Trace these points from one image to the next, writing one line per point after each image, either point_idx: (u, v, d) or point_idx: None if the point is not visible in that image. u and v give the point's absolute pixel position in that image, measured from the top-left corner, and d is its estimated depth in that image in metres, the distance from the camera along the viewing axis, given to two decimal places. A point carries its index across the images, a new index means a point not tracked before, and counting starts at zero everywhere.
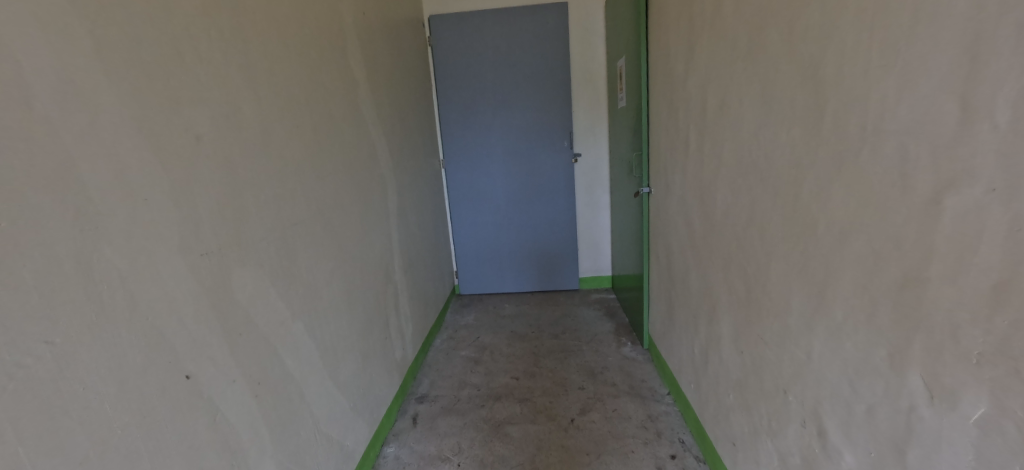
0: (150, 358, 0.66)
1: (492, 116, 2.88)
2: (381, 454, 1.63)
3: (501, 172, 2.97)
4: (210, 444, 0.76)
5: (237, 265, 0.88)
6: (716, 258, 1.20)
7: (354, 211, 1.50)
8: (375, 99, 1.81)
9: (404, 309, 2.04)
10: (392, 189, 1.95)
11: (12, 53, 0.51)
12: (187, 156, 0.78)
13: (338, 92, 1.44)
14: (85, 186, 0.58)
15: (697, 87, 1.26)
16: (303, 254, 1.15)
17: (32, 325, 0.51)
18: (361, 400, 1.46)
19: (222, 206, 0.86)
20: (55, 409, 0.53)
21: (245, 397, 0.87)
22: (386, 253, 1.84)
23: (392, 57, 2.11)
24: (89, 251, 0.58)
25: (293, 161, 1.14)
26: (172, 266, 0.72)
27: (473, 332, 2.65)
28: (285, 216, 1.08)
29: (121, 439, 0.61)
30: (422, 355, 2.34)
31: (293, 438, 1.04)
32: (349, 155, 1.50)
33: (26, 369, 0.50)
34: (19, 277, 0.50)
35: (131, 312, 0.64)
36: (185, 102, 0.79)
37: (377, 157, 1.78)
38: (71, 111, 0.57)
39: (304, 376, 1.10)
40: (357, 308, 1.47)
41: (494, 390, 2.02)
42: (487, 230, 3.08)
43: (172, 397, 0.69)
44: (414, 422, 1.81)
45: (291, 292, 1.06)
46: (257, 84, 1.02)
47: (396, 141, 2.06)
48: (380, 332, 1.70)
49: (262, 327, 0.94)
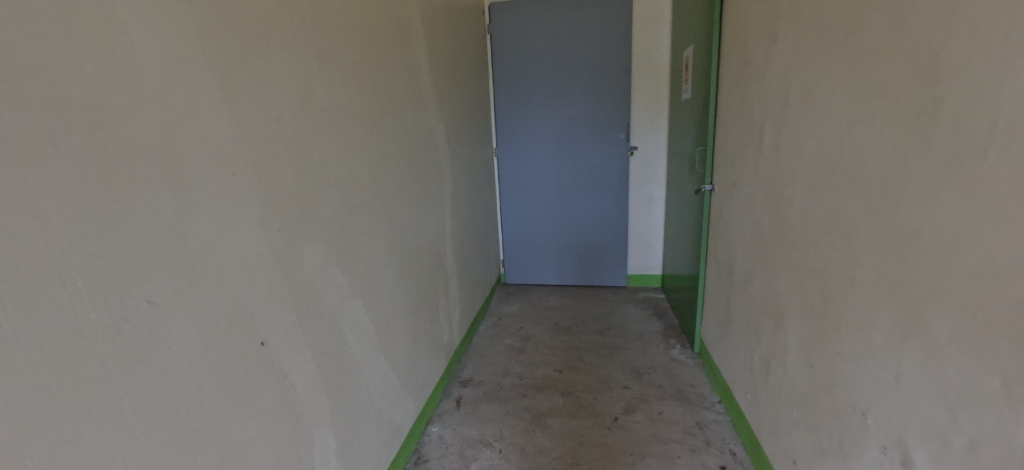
0: (232, 324, 0.71)
1: (548, 107, 2.85)
2: (425, 432, 1.69)
3: (554, 163, 2.94)
4: (276, 409, 0.81)
5: (308, 241, 0.93)
6: (787, 264, 1.12)
7: (412, 195, 1.54)
8: (436, 86, 1.83)
9: (453, 295, 2.08)
10: (447, 175, 1.98)
11: (124, 34, 0.55)
12: (269, 135, 0.82)
13: (402, 79, 1.47)
14: (183, 160, 0.63)
15: (779, 80, 1.17)
16: (366, 235, 1.19)
17: (138, 286, 0.56)
18: (410, 379, 1.50)
19: (297, 185, 0.90)
20: (153, 365, 0.58)
21: (309, 366, 0.92)
22: (439, 238, 1.87)
23: (454, 43, 2.12)
24: (184, 220, 0.63)
25: (359, 143, 1.17)
26: (254, 239, 0.76)
27: (518, 322, 2.66)
28: (352, 197, 1.12)
29: (205, 396, 0.66)
30: (467, 341, 2.38)
31: (350, 410, 1.09)
32: (410, 142, 1.53)
33: (133, 326, 0.55)
34: (128, 241, 0.55)
35: (218, 280, 0.68)
36: (269, 83, 0.83)
37: (436, 143, 1.81)
38: (174, 92, 0.62)
39: (361, 351, 1.14)
40: (410, 289, 1.51)
41: (537, 381, 2.02)
42: (536, 220, 3.07)
43: (247, 363, 0.74)
44: (457, 405, 1.86)
45: (352, 271, 1.10)
46: (332, 68, 1.05)
47: (453, 128, 2.07)
48: (431, 315, 1.74)
49: (329, 302, 0.99)
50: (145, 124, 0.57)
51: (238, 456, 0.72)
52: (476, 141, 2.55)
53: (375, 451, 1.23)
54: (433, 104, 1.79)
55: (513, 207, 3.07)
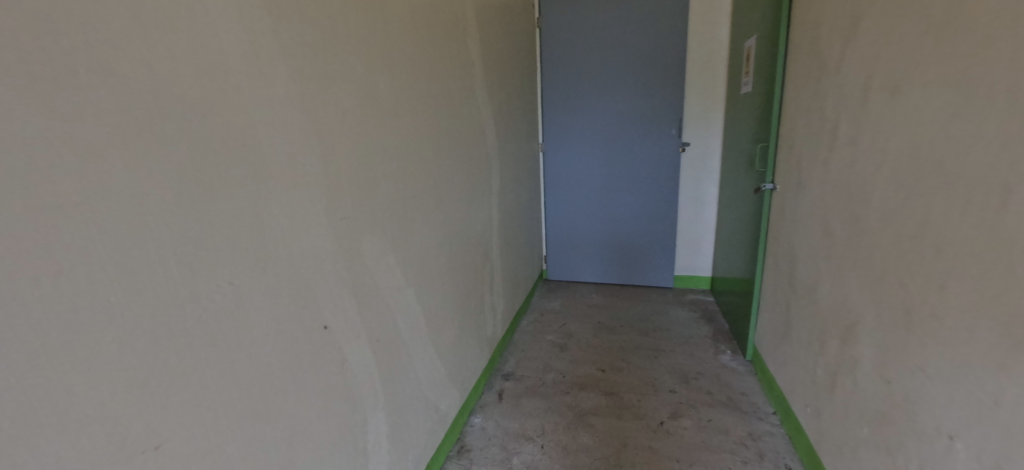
0: (300, 308, 0.74)
1: (598, 101, 2.79)
2: (468, 423, 1.72)
3: (601, 159, 2.88)
4: (337, 390, 0.85)
5: (367, 231, 0.96)
6: (862, 270, 1.04)
7: (462, 189, 1.55)
8: (488, 81, 1.84)
9: (497, 289, 2.09)
10: (495, 170, 1.99)
11: (212, 32, 0.58)
12: (336, 128, 0.85)
13: (456, 73, 1.49)
14: (262, 150, 0.66)
15: (859, 72, 1.08)
16: (419, 226, 1.22)
17: (222, 268, 0.60)
18: (456, 369, 1.53)
19: (359, 176, 0.93)
20: (232, 343, 0.62)
21: (366, 351, 0.95)
22: (486, 233, 1.88)
23: (506, 37, 2.12)
24: (261, 207, 0.66)
25: (416, 136, 1.20)
26: (321, 227, 0.80)
27: (560, 318, 2.65)
28: (408, 190, 1.15)
29: (275, 375, 0.69)
30: (509, 335, 2.40)
31: (401, 396, 1.12)
32: (462, 136, 1.54)
33: (216, 305, 0.59)
34: (213, 226, 0.58)
35: (289, 264, 0.72)
36: (336, 78, 0.85)
37: (486, 137, 1.82)
38: (256, 84, 0.65)
39: (412, 340, 1.17)
40: (458, 282, 1.53)
41: (580, 379, 2.00)
42: (581, 217, 3.03)
43: (313, 345, 0.78)
44: (499, 398, 1.87)
45: (407, 261, 1.13)
46: (392, 63, 1.07)
47: (502, 123, 2.08)
48: (477, 308, 1.76)
49: (384, 291, 1.02)
50: (230, 116, 0.61)
51: (300, 434, 0.76)
52: (524, 136, 2.54)
53: (421, 438, 1.26)
54: (485, 99, 1.80)
55: (558, 203, 3.04)
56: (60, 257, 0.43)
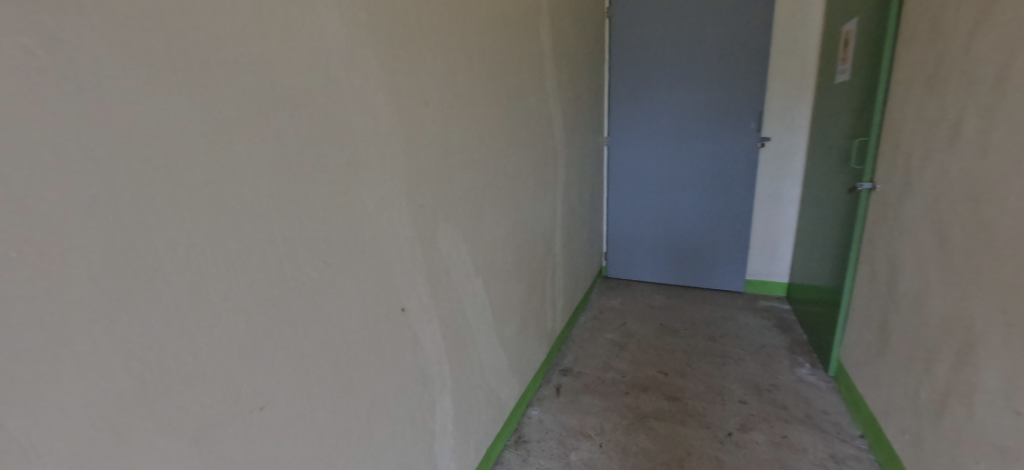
0: (384, 289, 0.84)
1: (670, 92, 2.66)
2: (526, 414, 1.73)
3: (670, 154, 2.75)
4: (409, 369, 0.92)
5: (443, 219, 1.00)
6: (989, 286, 0.91)
7: (530, 181, 1.55)
8: (558, 72, 1.81)
9: (558, 284, 2.07)
10: (562, 162, 1.97)
11: (317, 30, 0.65)
12: (417, 119, 0.89)
13: (528, 63, 1.47)
14: (357, 143, 0.74)
15: (995, 57, 0.94)
16: (489, 217, 1.24)
17: (323, 249, 0.69)
18: (517, 361, 1.55)
19: (436, 166, 0.97)
20: (329, 316, 0.72)
21: (437, 337, 1.02)
22: (550, 226, 1.87)
23: (578, 27, 2.09)
24: (358, 198, 0.76)
25: (489, 126, 1.21)
26: (405, 217, 0.88)
27: (621, 317, 2.58)
28: (480, 179, 1.17)
29: (360, 348, 0.79)
30: (568, 330, 2.38)
31: (466, 382, 1.17)
32: (531, 128, 1.54)
33: (320, 281, 0.69)
34: (319, 214, 0.68)
35: (377, 250, 0.81)
36: (419, 70, 0.89)
37: (553, 128, 1.80)
38: (342, 78, 0.70)
39: (478, 329, 1.21)
40: (522, 273, 1.53)
41: (641, 380, 1.94)
42: (646, 214, 2.92)
43: (392, 325, 0.86)
44: (556, 392, 1.87)
45: (477, 251, 1.16)
46: (470, 53, 1.10)
47: (570, 115, 2.05)
48: (539, 302, 1.76)
49: (455, 279, 1.06)
50: (320, 107, 0.66)
51: (371, 405, 0.83)
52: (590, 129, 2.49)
53: (482, 425, 1.29)
54: (555, 90, 1.77)
55: (621, 199, 2.95)
56: (189, 231, 0.50)
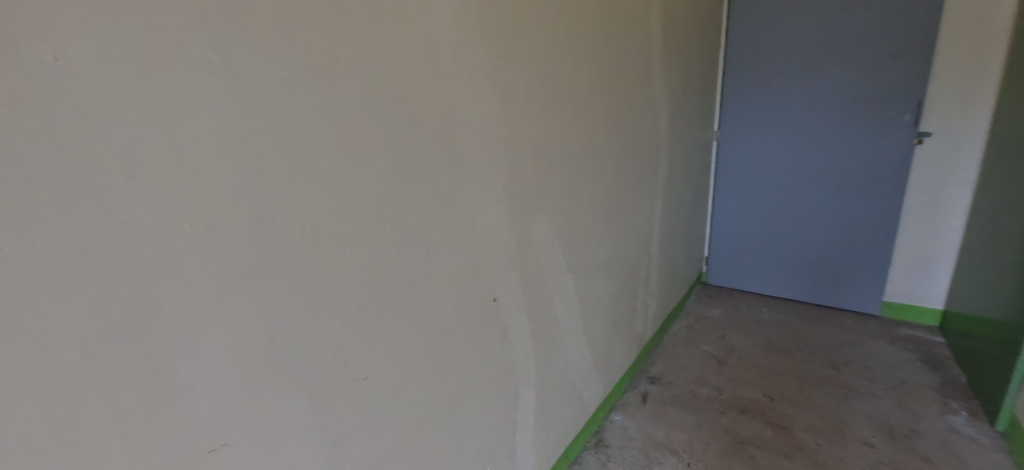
0: (465, 276, 1.25)
1: (800, 97, 2.55)
2: (609, 418, 2.05)
3: (792, 153, 2.64)
4: (494, 335, 1.42)
5: (538, 224, 1.52)
6: None
7: (629, 192, 2.02)
8: (632, 84, 1.91)
9: (653, 281, 2.32)
10: (634, 168, 2.03)
11: (383, 76, 0.90)
12: (477, 136, 1.20)
13: (585, 79, 1.63)
14: (441, 169, 1.10)
15: None
16: (586, 220, 1.76)
17: (398, 245, 1.01)
18: (602, 347, 1.99)
19: (534, 188, 1.47)
20: (400, 296, 1.05)
21: (524, 323, 1.55)
22: (612, 228, 1.95)
23: (688, 36, 2.27)
24: (451, 214, 1.16)
25: (595, 154, 1.74)
26: (468, 227, 1.23)
27: (721, 329, 2.60)
28: (575, 189, 1.67)
29: (450, 323, 1.22)
30: (659, 337, 2.52)
31: (551, 356, 1.70)
32: (583, 136, 1.68)
33: (406, 267, 1.05)
34: (398, 222, 1.01)
35: (444, 249, 1.16)
36: (502, 100, 1.27)
37: (659, 137, 2.18)
38: (391, 94, 0.93)
39: (565, 319, 1.74)
40: (563, 268, 1.68)
41: (739, 400, 2.04)
42: (764, 216, 2.81)
43: (482, 306, 1.34)
44: (642, 400, 2.13)
45: (570, 254, 1.70)
46: (570, 99, 1.56)
47: (649, 123, 2.09)
48: (630, 297, 2.12)
49: (549, 272, 1.62)
50: (373, 116, 0.89)
51: (478, 356, 1.37)
52: (688, 133, 2.45)
53: (499, 399, 1.49)
54: (625, 100, 1.87)
55: (732, 198, 2.89)
56: (277, 203, 0.75)
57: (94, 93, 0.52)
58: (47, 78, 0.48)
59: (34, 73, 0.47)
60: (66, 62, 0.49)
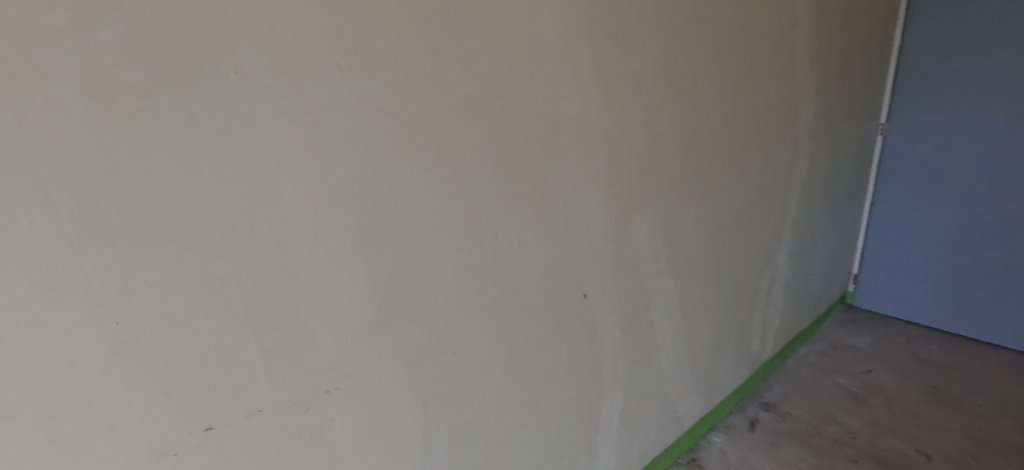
0: (556, 270, 1.29)
1: (991, 111, 2.33)
2: (708, 438, 1.95)
3: (971, 177, 2.45)
4: (580, 333, 1.43)
5: (641, 225, 1.48)
6: None
7: (752, 202, 1.86)
8: (765, 77, 1.72)
9: (775, 300, 2.12)
10: (759, 171, 1.84)
11: (486, 77, 1.00)
12: (580, 134, 1.23)
13: (707, 72, 1.51)
14: (537, 166, 1.16)
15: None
16: (695, 227, 1.67)
17: (489, 235, 1.11)
18: (702, 361, 1.88)
19: (638, 188, 1.44)
20: (489, 282, 1.15)
21: (616, 325, 1.52)
22: (725, 234, 1.80)
23: (850, 29, 2.01)
24: (544, 209, 1.21)
25: (714, 157, 1.65)
26: (563, 224, 1.27)
27: (862, 364, 2.30)
28: (686, 194, 1.60)
29: (535, 313, 1.28)
30: (781, 360, 2.29)
31: (641, 362, 1.65)
32: (701, 136, 1.56)
33: (496, 256, 1.14)
34: (491, 214, 1.10)
35: (535, 242, 1.21)
36: (613, 99, 1.28)
37: (797, 145, 1.98)
38: (492, 96, 1.02)
39: (661, 326, 1.67)
40: (663, 273, 1.61)
41: (877, 449, 1.81)
42: (931, 242, 2.66)
43: (571, 301, 1.36)
44: (750, 425, 1.97)
45: (674, 260, 1.63)
46: (691, 100, 1.50)
47: (782, 120, 1.86)
48: (740, 313, 1.97)
49: (649, 277, 1.56)
50: (474, 116, 1.00)
51: (562, 351, 1.39)
52: (834, 135, 2.16)
53: (580, 397, 1.50)
54: (754, 95, 1.70)
55: (893, 220, 2.76)
56: (387, 191, 0.89)
57: (259, 97, 0.69)
58: (230, 85, 0.65)
59: (222, 82, 0.65)
60: (242, 73, 0.66)
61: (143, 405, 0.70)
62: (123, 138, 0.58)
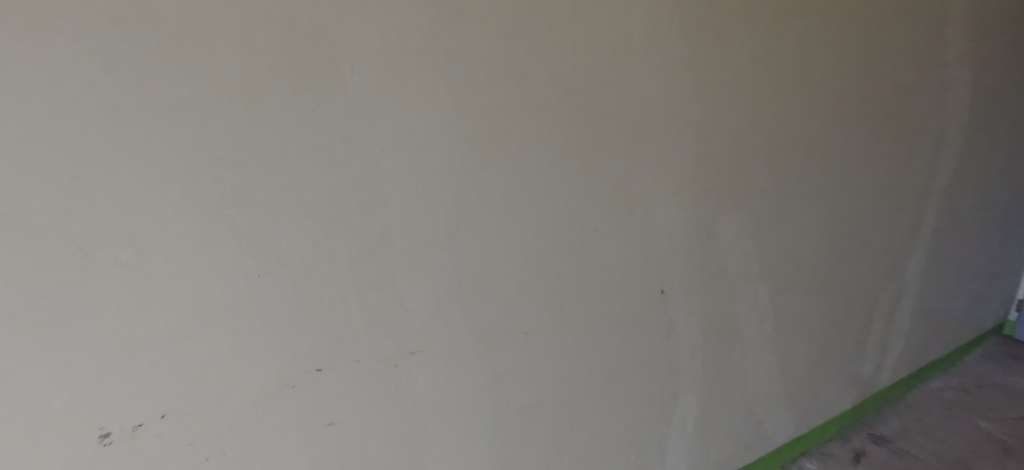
0: (634, 264, 1.30)
1: None
2: (800, 462, 1.82)
3: None
4: (656, 330, 1.41)
5: (730, 224, 1.40)
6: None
7: (870, 206, 1.66)
8: (893, 62, 1.52)
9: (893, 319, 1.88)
10: (879, 168, 1.63)
11: (572, 71, 1.05)
12: (666, 127, 1.21)
13: (820, 58, 1.38)
14: (619, 157, 1.18)
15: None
16: (796, 230, 1.53)
17: (567, 224, 1.16)
18: (796, 377, 1.72)
19: (731, 185, 1.36)
20: (564, 269, 1.20)
21: (695, 326, 1.47)
22: (834, 240, 1.62)
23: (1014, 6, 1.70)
24: (625, 203, 1.22)
25: (824, 154, 1.50)
26: (643, 218, 1.26)
27: (1005, 409, 2.03)
28: (787, 194, 1.47)
29: (609, 304, 1.30)
30: (897, 392, 2.08)
31: (722, 369, 1.57)
32: (809, 128, 1.43)
33: (572, 244, 1.19)
34: (570, 203, 1.15)
35: (613, 235, 1.24)
36: (707, 90, 1.24)
37: (934, 143, 1.72)
38: (575, 87, 1.06)
39: (748, 333, 1.57)
40: (756, 276, 1.51)
41: None
42: None
43: (647, 296, 1.35)
44: (854, 457, 1.82)
45: (769, 265, 1.52)
46: (799, 91, 1.38)
47: (914, 114, 1.64)
48: (849, 330, 1.77)
49: (736, 279, 1.48)
50: (555, 108, 1.06)
51: (634, 345, 1.39)
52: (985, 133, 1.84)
53: (651, 395, 1.48)
54: (878, 82, 1.51)
55: None
56: (472, 176, 1.00)
57: (370, 90, 0.84)
58: (349, 82, 0.82)
59: (343, 79, 0.81)
60: (358, 71, 0.82)
61: (275, 339, 0.90)
62: (266, 127, 0.77)
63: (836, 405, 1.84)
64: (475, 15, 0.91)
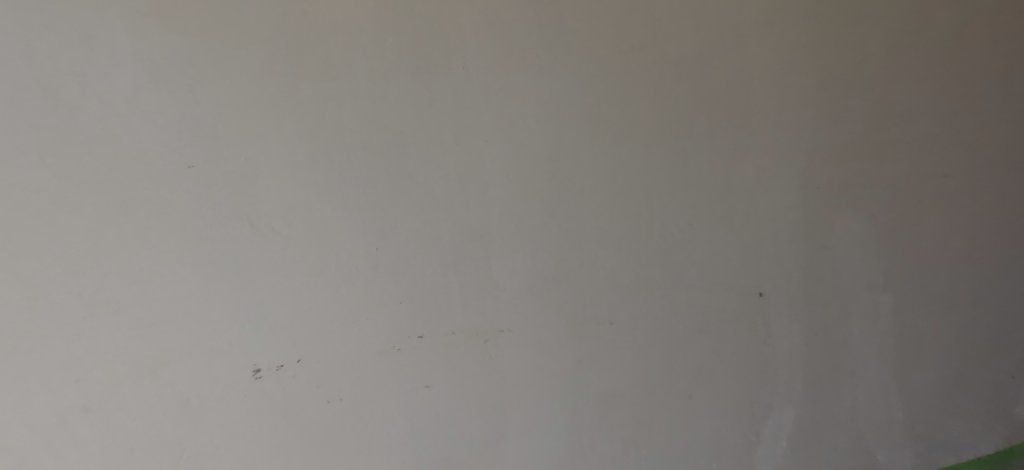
0: (730, 263, 1.25)
1: None
2: None
3: None
4: (753, 338, 1.33)
5: (850, 229, 1.27)
6: None
7: None
8: None
9: None
10: None
11: (669, 63, 1.06)
12: (775, 119, 1.15)
13: (979, 41, 1.19)
14: (719, 150, 1.15)
15: None
16: (937, 241, 1.33)
17: (658, 217, 1.17)
18: (925, 409, 1.50)
19: (853, 184, 1.23)
20: (653, 263, 1.21)
21: (799, 338, 1.36)
22: (990, 255, 1.37)
23: None
24: (722, 198, 1.19)
25: (984, 152, 1.27)
26: (743, 216, 1.21)
27: None
28: (928, 198, 1.28)
29: (699, 303, 1.27)
30: None
31: (829, 389, 1.43)
32: (959, 118, 1.24)
33: (663, 238, 1.19)
34: (663, 196, 1.15)
35: (707, 231, 1.21)
36: (826, 79, 1.14)
37: None
38: (672, 81, 1.08)
39: (864, 353, 1.41)
40: (879, 290, 1.35)
41: None
42: None
43: (744, 299, 1.29)
44: None
45: (899, 278, 1.34)
46: (949, 78, 1.20)
47: None
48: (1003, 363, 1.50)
49: (854, 291, 1.33)
50: (650, 100, 1.08)
51: (725, 350, 1.34)
52: None
53: (742, 406, 1.40)
54: None
55: None
56: (564, 164, 1.08)
57: (476, 85, 0.99)
58: (458, 78, 0.98)
59: (454, 75, 0.97)
60: (467, 68, 0.97)
61: (389, 300, 1.08)
62: (389, 121, 0.97)
63: (977, 448, 1.58)
64: (574, 17, 1.00)
